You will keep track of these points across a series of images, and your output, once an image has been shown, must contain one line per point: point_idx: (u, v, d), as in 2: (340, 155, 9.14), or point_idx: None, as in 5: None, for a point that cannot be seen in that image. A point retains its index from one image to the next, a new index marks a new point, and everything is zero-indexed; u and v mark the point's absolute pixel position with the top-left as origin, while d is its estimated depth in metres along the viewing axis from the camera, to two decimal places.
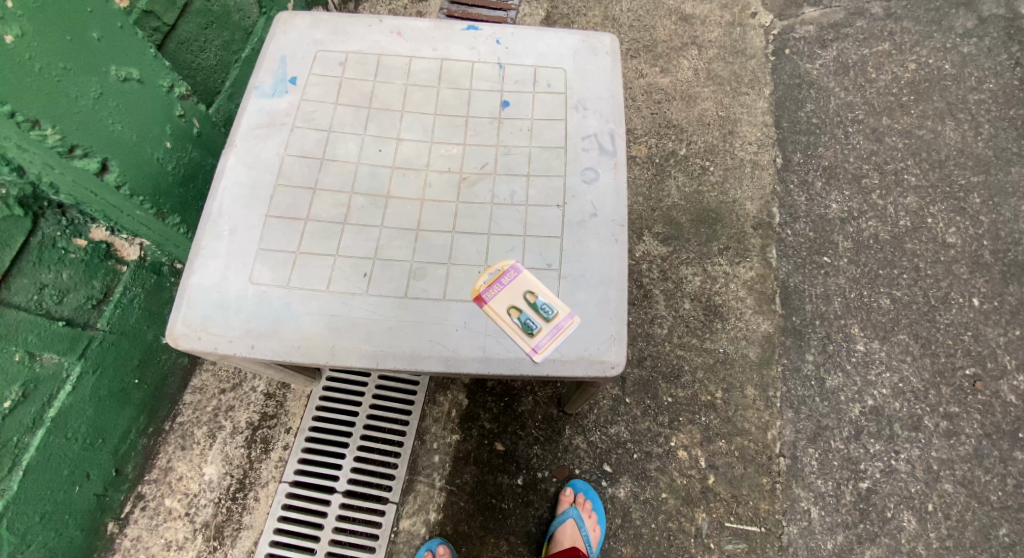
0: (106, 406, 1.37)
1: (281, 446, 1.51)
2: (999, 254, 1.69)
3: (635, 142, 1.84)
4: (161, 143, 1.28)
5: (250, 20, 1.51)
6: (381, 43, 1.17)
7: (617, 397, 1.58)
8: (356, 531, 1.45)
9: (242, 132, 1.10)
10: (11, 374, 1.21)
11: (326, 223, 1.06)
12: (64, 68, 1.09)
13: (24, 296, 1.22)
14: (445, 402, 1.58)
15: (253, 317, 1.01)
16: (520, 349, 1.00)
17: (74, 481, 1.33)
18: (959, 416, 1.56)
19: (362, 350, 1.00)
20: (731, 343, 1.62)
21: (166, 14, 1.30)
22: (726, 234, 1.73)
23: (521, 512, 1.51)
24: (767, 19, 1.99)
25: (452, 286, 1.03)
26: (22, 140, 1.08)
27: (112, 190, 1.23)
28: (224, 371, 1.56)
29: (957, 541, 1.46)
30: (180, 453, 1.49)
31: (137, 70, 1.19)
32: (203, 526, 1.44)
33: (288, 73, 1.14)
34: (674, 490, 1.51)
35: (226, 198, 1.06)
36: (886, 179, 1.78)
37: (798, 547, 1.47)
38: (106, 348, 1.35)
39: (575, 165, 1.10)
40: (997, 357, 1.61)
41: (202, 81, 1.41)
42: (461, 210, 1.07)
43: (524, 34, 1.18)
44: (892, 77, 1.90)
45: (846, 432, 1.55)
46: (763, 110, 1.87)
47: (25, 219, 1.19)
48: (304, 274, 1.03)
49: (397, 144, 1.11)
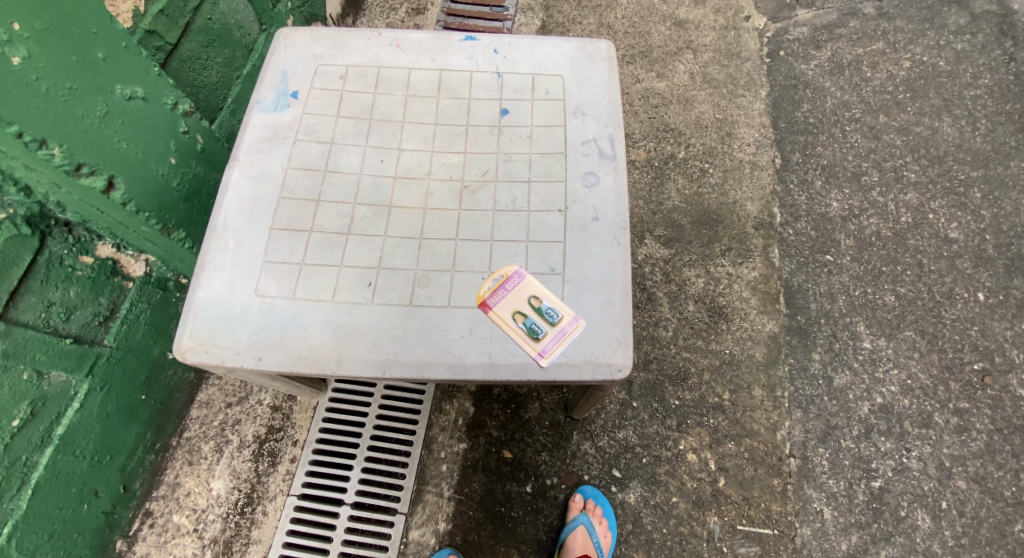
0: (114, 423, 1.37)
1: (288, 459, 1.51)
2: (1003, 247, 1.69)
3: (634, 147, 1.85)
4: (166, 159, 1.29)
5: (250, 37, 1.53)
6: (380, 56, 1.18)
7: (624, 401, 1.58)
8: (365, 544, 1.44)
9: (244, 147, 1.11)
10: (20, 392, 1.21)
11: (330, 234, 1.06)
12: (70, 89, 1.10)
13: (32, 314, 1.23)
14: (450, 411, 1.58)
15: (261, 329, 1.01)
16: (526, 354, 1.01)
17: (82, 499, 1.33)
18: (969, 412, 1.55)
19: (369, 359, 1.00)
20: (736, 344, 1.62)
21: (169, 33, 1.31)
22: (728, 235, 1.73)
23: (531, 519, 1.50)
24: (761, 22, 2.01)
25: (456, 293, 1.03)
26: (29, 160, 1.10)
27: (118, 207, 1.24)
28: (230, 385, 1.57)
29: (973, 538, 1.45)
30: (187, 468, 1.49)
31: (142, 88, 1.21)
32: (211, 542, 1.44)
33: (289, 87, 1.15)
34: (685, 494, 1.50)
35: (231, 211, 1.07)
36: (886, 176, 1.78)
37: (812, 549, 1.45)
38: (113, 364, 1.35)
39: (575, 170, 1.11)
40: (1004, 351, 1.60)
41: (205, 98, 1.43)
42: (464, 218, 1.08)
43: (521, 42, 1.20)
44: (887, 76, 1.91)
45: (856, 431, 1.54)
46: (760, 110, 1.88)
47: (33, 238, 1.20)
48: (309, 285, 1.03)
49: (398, 154, 1.12)
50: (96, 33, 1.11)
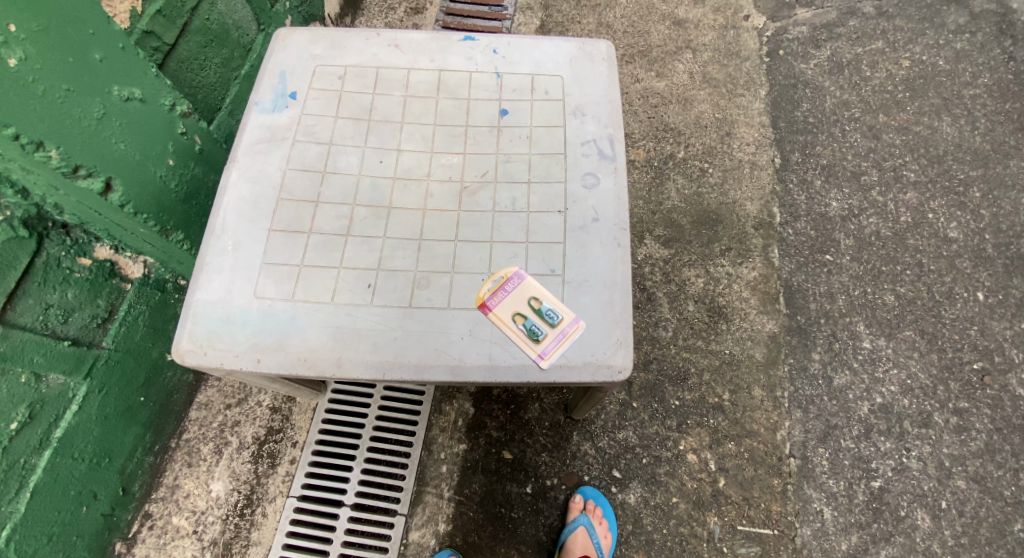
0: (112, 425, 1.37)
1: (287, 460, 1.51)
2: (1002, 247, 1.69)
3: (633, 147, 1.85)
4: (163, 161, 1.29)
5: (248, 38, 1.52)
6: (379, 56, 1.18)
7: (624, 402, 1.57)
8: (365, 545, 1.44)
9: (243, 148, 1.10)
10: (18, 395, 1.20)
11: (329, 235, 1.06)
12: (68, 90, 1.10)
13: (30, 316, 1.22)
14: (450, 412, 1.58)
15: (260, 331, 1.01)
16: (526, 355, 1.01)
17: (81, 502, 1.33)
18: (968, 411, 1.55)
19: (369, 360, 1.00)
20: (736, 344, 1.62)
21: (166, 33, 1.30)
22: (728, 235, 1.73)
23: (531, 520, 1.50)
24: (761, 21, 2.00)
25: (456, 295, 1.03)
26: (25, 162, 1.09)
27: (116, 209, 1.23)
28: (229, 387, 1.56)
29: (973, 538, 1.45)
30: (187, 470, 1.49)
31: (139, 89, 1.20)
32: (210, 544, 1.43)
33: (288, 88, 1.15)
34: (685, 494, 1.50)
35: (229, 212, 1.06)
36: (886, 176, 1.78)
37: (812, 549, 1.45)
38: (112, 366, 1.35)
39: (575, 171, 1.10)
40: (1004, 351, 1.60)
41: (203, 99, 1.42)
42: (463, 219, 1.08)
43: (520, 42, 1.19)
44: (887, 75, 1.91)
45: (856, 431, 1.54)
46: (759, 110, 1.88)
47: (30, 240, 1.19)
48: (309, 287, 1.03)
49: (397, 155, 1.12)
50: (93, 34, 1.11)
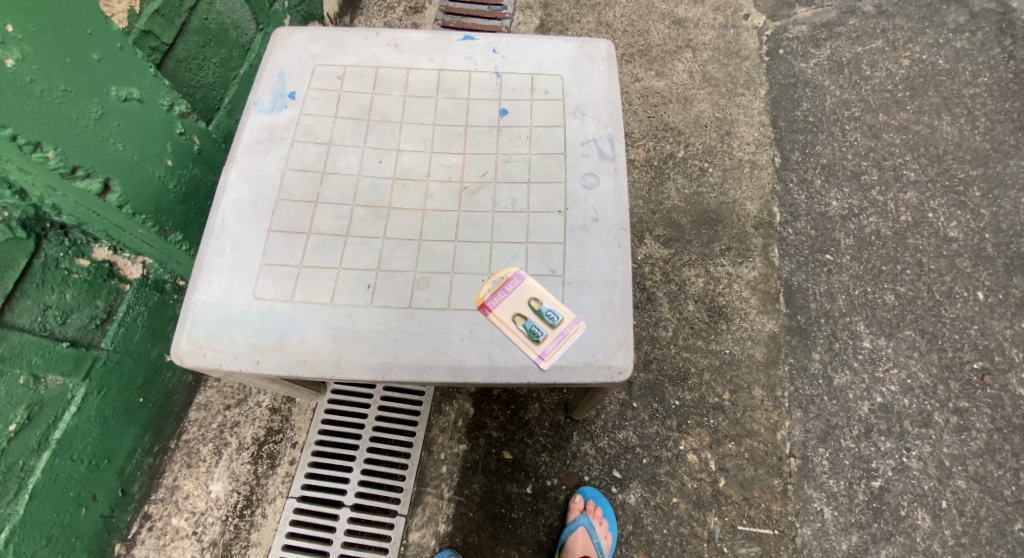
0: (111, 426, 1.37)
1: (287, 461, 1.50)
2: (1002, 246, 1.69)
3: (633, 146, 1.84)
4: (162, 161, 1.28)
5: (247, 37, 1.52)
6: (378, 56, 1.17)
7: (624, 402, 1.57)
8: (365, 545, 1.44)
9: (242, 148, 1.10)
10: (16, 396, 1.20)
11: (328, 235, 1.06)
12: (65, 90, 1.09)
13: (28, 317, 1.22)
14: (450, 412, 1.58)
15: (259, 332, 1.01)
16: (526, 356, 1.00)
17: (80, 503, 1.32)
18: (969, 411, 1.55)
19: (368, 361, 1.00)
20: (736, 343, 1.62)
21: (165, 33, 1.30)
22: (728, 235, 1.73)
23: (531, 521, 1.50)
24: (761, 20, 2.00)
25: (456, 295, 1.03)
26: (23, 163, 1.09)
27: (114, 210, 1.23)
28: (229, 388, 1.56)
29: (973, 537, 1.45)
30: (186, 471, 1.49)
31: (138, 89, 1.20)
32: (210, 545, 1.43)
33: (287, 88, 1.14)
34: (685, 494, 1.50)
35: (228, 213, 1.06)
36: (886, 175, 1.78)
37: (812, 549, 1.45)
38: (110, 367, 1.34)
39: (575, 171, 1.10)
40: (1004, 350, 1.60)
41: (201, 99, 1.41)
42: (463, 219, 1.07)
43: (520, 42, 1.19)
44: (887, 74, 1.91)
45: (856, 430, 1.54)
46: (759, 109, 1.88)
47: (28, 241, 1.19)
48: (308, 287, 1.03)
49: (397, 155, 1.11)
50: (91, 34, 1.10)
